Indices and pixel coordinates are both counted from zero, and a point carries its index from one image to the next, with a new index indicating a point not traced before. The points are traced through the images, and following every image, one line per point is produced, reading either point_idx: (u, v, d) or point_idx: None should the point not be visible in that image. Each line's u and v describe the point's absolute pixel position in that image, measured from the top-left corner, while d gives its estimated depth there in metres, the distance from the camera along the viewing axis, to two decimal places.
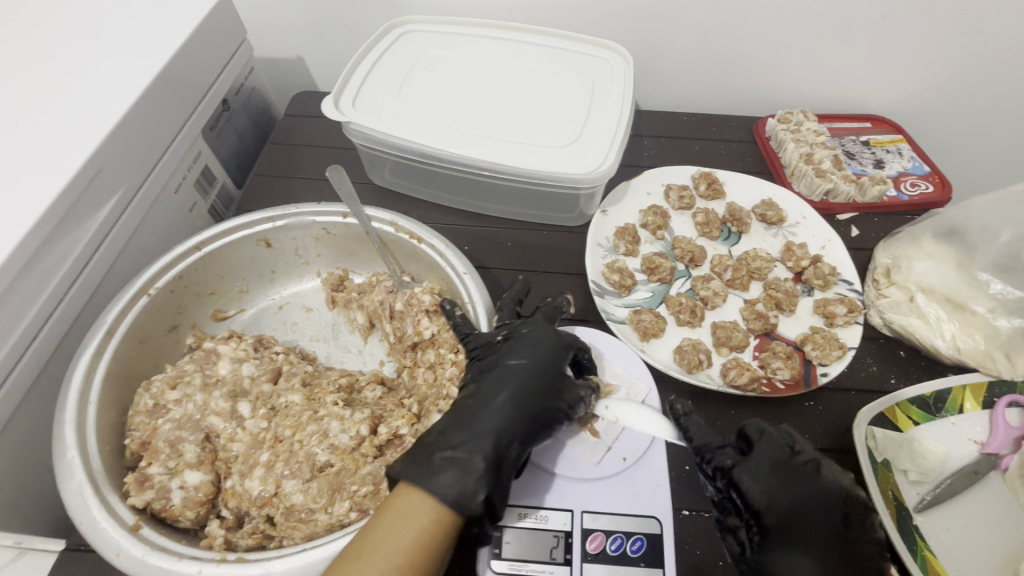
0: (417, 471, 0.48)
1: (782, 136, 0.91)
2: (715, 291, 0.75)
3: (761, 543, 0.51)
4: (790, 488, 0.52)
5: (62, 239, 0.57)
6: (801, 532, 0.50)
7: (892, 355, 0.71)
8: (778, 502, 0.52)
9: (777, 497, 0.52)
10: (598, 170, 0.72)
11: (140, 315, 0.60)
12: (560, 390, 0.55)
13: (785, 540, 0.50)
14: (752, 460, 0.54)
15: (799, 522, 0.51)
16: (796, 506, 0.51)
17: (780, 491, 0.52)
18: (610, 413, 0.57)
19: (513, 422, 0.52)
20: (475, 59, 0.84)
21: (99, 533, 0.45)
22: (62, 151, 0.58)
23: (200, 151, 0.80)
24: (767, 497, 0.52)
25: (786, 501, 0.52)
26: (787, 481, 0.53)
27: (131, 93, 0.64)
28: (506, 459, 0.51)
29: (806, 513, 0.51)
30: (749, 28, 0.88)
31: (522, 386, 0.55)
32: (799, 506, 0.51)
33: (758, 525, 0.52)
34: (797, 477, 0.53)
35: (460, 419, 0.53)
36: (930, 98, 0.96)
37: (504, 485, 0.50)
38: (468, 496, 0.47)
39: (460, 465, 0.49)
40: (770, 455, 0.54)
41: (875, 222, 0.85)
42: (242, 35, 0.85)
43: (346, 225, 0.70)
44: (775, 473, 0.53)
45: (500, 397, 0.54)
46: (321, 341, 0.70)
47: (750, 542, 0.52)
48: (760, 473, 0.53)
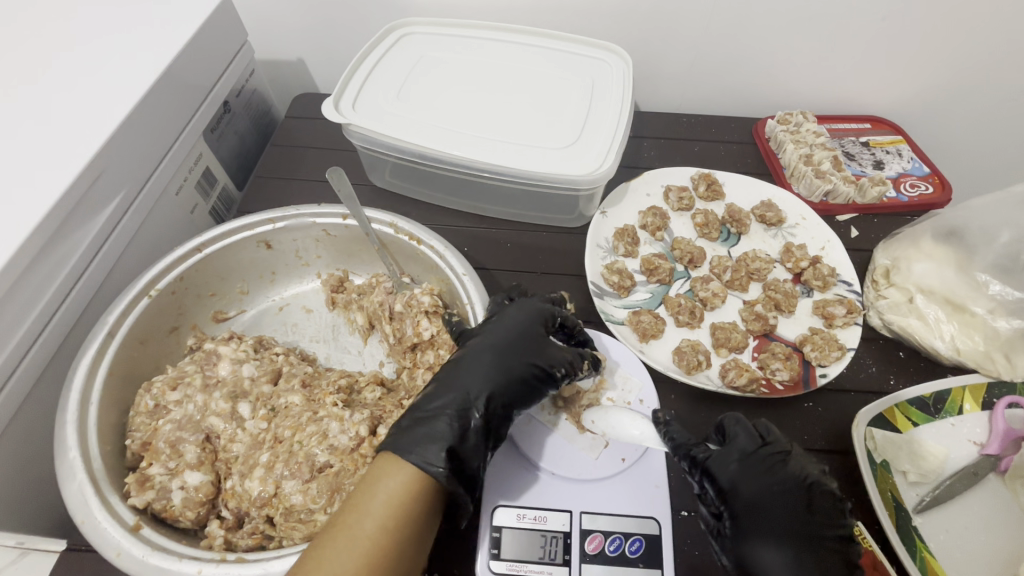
0: (395, 442, 0.49)
1: (782, 137, 0.91)
2: (715, 292, 0.75)
3: (731, 533, 0.51)
4: (757, 479, 0.53)
5: (64, 240, 0.58)
6: (766, 522, 0.51)
7: (891, 356, 0.71)
8: (745, 492, 0.52)
9: (745, 487, 0.52)
10: (598, 171, 0.72)
11: (141, 316, 0.61)
12: (535, 359, 0.57)
13: (753, 530, 0.50)
14: (721, 453, 0.54)
15: (766, 510, 0.51)
16: (762, 496, 0.52)
17: (748, 481, 0.53)
18: (598, 427, 0.57)
19: (492, 389, 0.54)
20: (475, 60, 0.84)
21: (99, 533, 0.45)
22: (64, 153, 0.59)
23: (201, 153, 0.80)
24: (734, 488, 0.52)
25: (753, 490, 0.52)
26: (753, 471, 0.53)
27: (133, 95, 0.65)
28: (477, 423, 0.52)
29: (771, 502, 0.52)
30: (749, 30, 0.88)
31: (502, 355, 0.57)
32: (766, 496, 0.52)
33: (728, 514, 0.52)
34: (763, 466, 0.53)
35: (440, 387, 0.55)
36: (931, 98, 0.96)
37: (478, 450, 0.51)
38: (437, 458, 0.48)
39: (436, 431, 0.50)
40: (739, 446, 0.55)
41: (875, 223, 0.85)
42: (244, 37, 0.86)
43: (346, 226, 0.70)
44: (741, 463, 0.53)
45: (481, 366, 0.56)
46: (322, 343, 0.71)
47: (721, 531, 0.52)
48: (727, 464, 0.54)
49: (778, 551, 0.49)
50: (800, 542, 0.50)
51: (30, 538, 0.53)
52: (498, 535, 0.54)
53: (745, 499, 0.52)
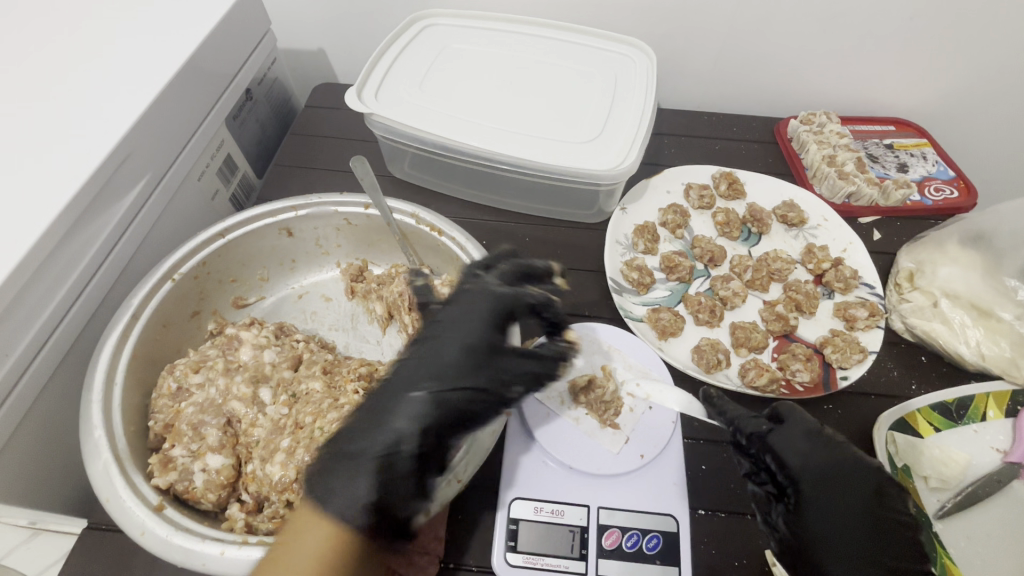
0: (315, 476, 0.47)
1: (804, 137, 0.90)
2: (735, 292, 0.74)
3: (797, 508, 0.51)
4: (825, 456, 0.52)
5: (91, 221, 0.58)
6: (835, 499, 0.50)
7: (914, 360, 0.70)
8: (813, 469, 0.52)
9: (811, 463, 0.52)
10: (620, 167, 0.71)
11: (164, 300, 0.61)
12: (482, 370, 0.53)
13: (820, 504, 0.50)
14: (787, 428, 0.54)
15: (832, 488, 0.51)
16: (831, 473, 0.52)
17: (815, 458, 0.52)
18: (613, 447, 0.59)
19: (427, 417, 0.50)
20: (497, 53, 0.84)
21: (124, 512, 0.46)
22: (92, 136, 0.59)
23: (223, 140, 0.81)
24: (802, 464, 0.52)
25: (821, 468, 0.52)
26: (820, 447, 0.53)
27: (159, 81, 0.65)
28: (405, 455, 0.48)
29: (839, 478, 0.51)
30: (774, 27, 0.87)
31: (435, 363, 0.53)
32: (833, 473, 0.51)
33: (792, 488, 0.52)
34: (829, 444, 0.53)
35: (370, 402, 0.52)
36: (958, 101, 0.95)
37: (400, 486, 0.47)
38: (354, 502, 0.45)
39: (356, 467, 0.47)
40: (801, 423, 0.55)
41: (898, 226, 0.84)
42: (267, 26, 0.86)
43: (367, 216, 0.70)
44: (807, 439, 0.54)
45: (419, 390, 0.51)
46: (341, 331, 0.71)
47: (785, 506, 0.52)
48: (794, 440, 0.53)
49: (848, 529, 0.49)
50: (867, 521, 0.49)
51: (40, 518, 0.56)
52: (515, 527, 0.55)
53: (812, 475, 0.52)
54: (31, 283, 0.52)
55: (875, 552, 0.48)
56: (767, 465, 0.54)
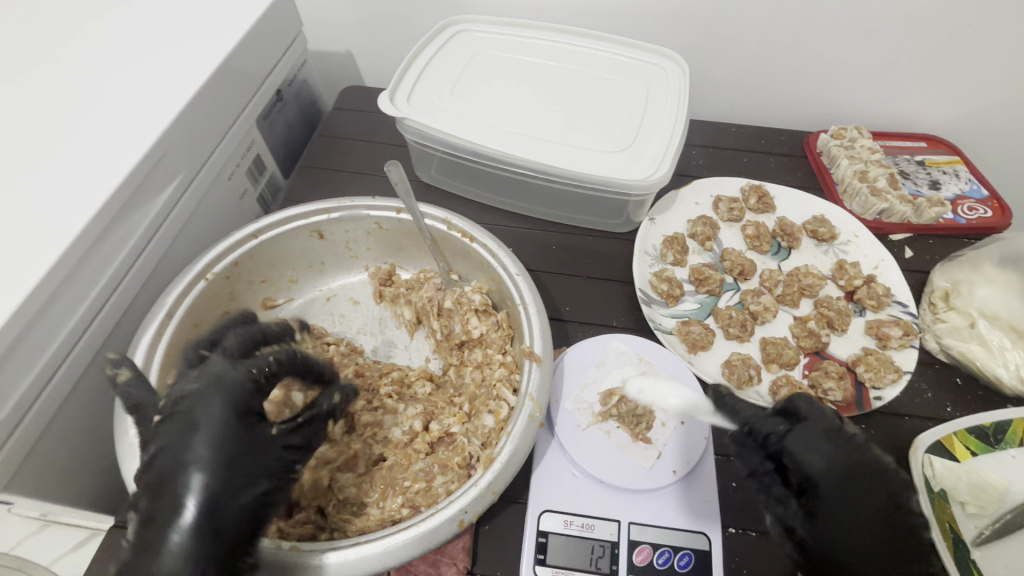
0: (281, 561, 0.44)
1: (835, 152, 0.90)
2: (766, 306, 0.74)
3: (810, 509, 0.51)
4: (845, 458, 0.51)
5: (126, 220, 0.58)
6: (853, 501, 0.50)
7: (948, 381, 0.68)
8: (834, 472, 0.51)
9: (834, 465, 0.51)
10: (653, 177, 0.71)
11: (198, 298, 0.61)
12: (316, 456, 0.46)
13: (839, 509, 0.50)
14: (807, 428, 0.53)
15: (851, 492, 0.50)
16: (851, 475, 0.50)
17: (835, 459, 0.51)
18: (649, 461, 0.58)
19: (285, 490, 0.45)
20: (529, 60, 0.84)
21: None
22: (130, 135, 0.59)
23: (253, 140, 0.81)
24: (821, 467, 0.51)
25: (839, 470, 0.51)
26: (842, 448, 0.52)
27: (196, 80, 0.66)
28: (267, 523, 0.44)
29: (859, 482, 0.50)
30: (810, 37, 0.86)
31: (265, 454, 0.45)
32: (853, 477, 0.50)
33: (811, 490, 0.51)
34: (850, 445, 0.52)
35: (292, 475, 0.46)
36: (992, 118, 0.94)
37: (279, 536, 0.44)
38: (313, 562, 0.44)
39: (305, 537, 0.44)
40: (821, 422, 0.53)
41: (930, 244, 0.82)
42: (299, 27, 0.86)
43: (398, 220, 0.70)
44: (828, 439, 0.52)
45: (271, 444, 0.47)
46: (368, 335, 0.70)
47: (801, 508, 0.52)
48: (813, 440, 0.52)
49: (859, 534, 0.49)
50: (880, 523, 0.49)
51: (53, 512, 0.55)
52: (544, 541, 0.54)
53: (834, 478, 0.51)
54: (70, 279, 0.52)
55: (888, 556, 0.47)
56: (786, 464, 0.53)
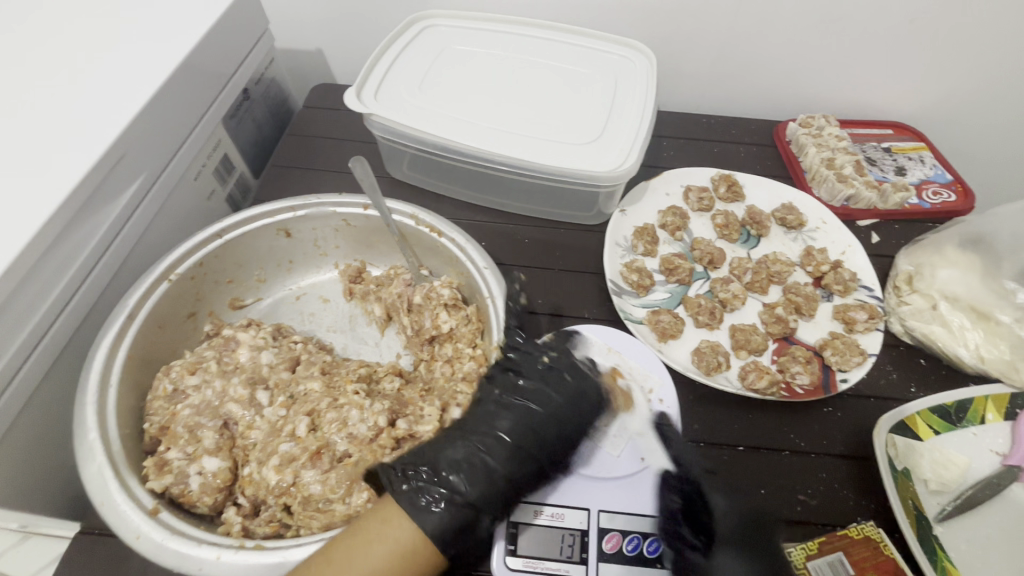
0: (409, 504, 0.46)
1: (804, 140, 0.91)
2: (735, 294, 0.74)
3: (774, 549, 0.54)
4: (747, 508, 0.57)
5: (86, 222, 0.58)
6: (759, 542, 0.54)
7: (913, 363, 0.70)
8: (733, 514, 0.56)
9: (734, 512, 0.56)
10: (621, 169, 0.71)
11: (160, 300, 0.60)
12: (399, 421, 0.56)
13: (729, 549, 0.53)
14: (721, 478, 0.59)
15: (752, 531, 0.54)
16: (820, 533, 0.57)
17: (738, 506, 0.56)
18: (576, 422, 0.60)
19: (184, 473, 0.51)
20: (496, 54, 0.84)
21: (119, 516, 0.45)
22: (88, 134, 0.58)
23: (220, 139, 0.80)
24: (725, 510, 0.56)
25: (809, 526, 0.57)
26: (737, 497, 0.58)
27: (157, 79, 0.65)
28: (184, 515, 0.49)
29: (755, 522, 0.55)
30: (774, 29, 0.88)
31: (534, 419, 0.55)
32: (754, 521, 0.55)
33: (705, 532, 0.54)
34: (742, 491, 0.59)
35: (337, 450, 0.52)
36: (955, 105, 0.95)
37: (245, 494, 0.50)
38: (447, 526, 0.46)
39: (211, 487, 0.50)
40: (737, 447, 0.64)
41: (896, 229, 0.84)
42: (265, 25, 0.85)
43: (366, 216, 0.70)
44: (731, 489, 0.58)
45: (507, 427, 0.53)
46: (339, 332, 0.70)
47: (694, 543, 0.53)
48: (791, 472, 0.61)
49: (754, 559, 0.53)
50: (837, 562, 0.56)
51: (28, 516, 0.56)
52: (514, 531, 0.54)
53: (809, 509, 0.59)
54: (27, 280, 0.51)
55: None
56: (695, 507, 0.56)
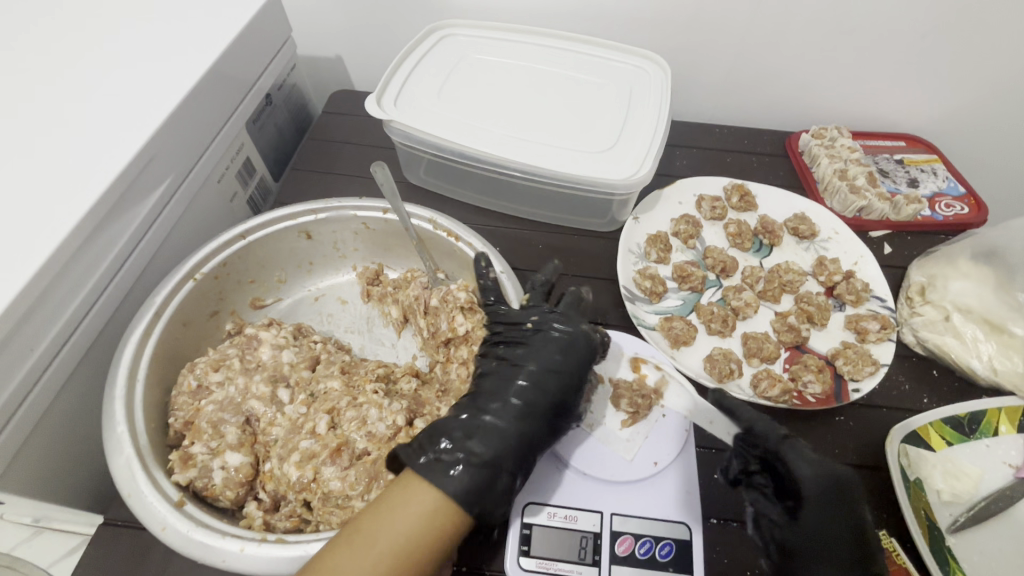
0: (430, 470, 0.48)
1: (816, 151, 0.92)
2: (748, 302, 0.75)
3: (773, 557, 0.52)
4: (830, 478, 0.53)
5: (115, 222, 0.59)
6: (833, 515, 0.52)
7: (926, 373, 0.70)
8: (817, 486, 0.52)
9: (819, 480, 0.52)
10: (636, 177, 0.72)
11: (186, 298, 0.62)
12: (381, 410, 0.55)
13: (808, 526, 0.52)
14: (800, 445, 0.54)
15: (830, 505, 0.52)
16: (844, 537, 0.51)
17: (822, 475, 0.53)
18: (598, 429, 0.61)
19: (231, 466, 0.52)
20: (513, 63, 0.86)
21: (146, 507, 0.46)
22: (120, 137, 0.60)
23: (243, 143, 0.82)
24: (810, 480, 0.52)
25: (827, 525, 0.52)
26: (821, 465, 0.53)
27: (186, 85, 0.67)
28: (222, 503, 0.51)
29: (831, 498, 0.52)
30: (788, 41, 0.89)
31: (544, 379, 0.55)
32: (836, 493, 0.52)
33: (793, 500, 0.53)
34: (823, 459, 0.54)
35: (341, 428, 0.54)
36: (968, 119, 0.96)
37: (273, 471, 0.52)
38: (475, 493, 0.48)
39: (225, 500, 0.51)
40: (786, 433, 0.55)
41: (908, 241, 0.84)
42: (288, 33, 0.87)
43: (385, 220, 0.71)
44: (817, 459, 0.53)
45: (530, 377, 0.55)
46: (356, 334, 0.71)
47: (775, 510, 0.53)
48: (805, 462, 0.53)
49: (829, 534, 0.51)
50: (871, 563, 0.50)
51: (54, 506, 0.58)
52: (528, 532, 0.55)
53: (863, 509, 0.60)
54: (61, 277, 0.53)
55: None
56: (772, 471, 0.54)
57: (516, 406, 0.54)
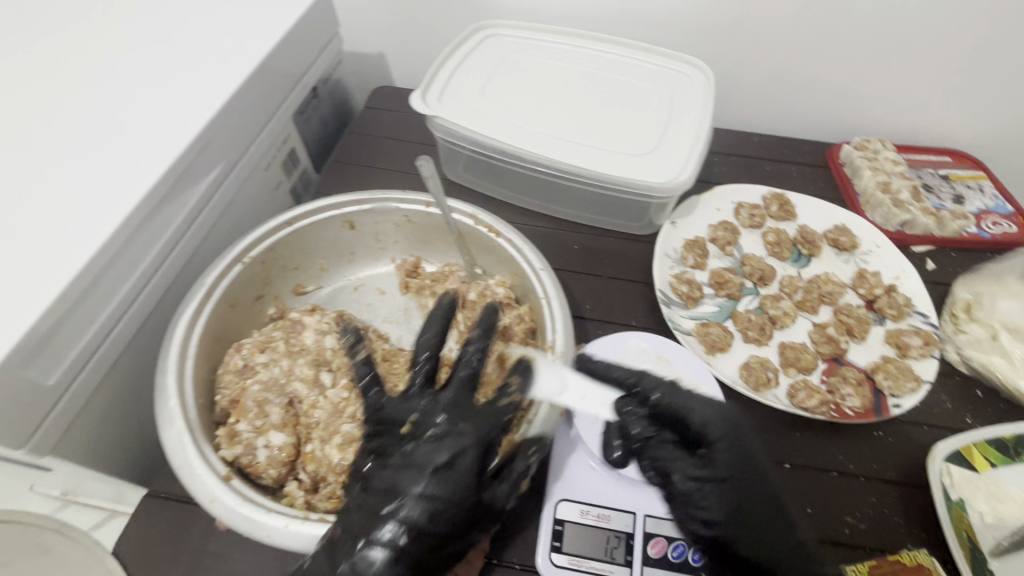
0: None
1: (858, 163, 0.90)
2: (785, 311, 0.74)
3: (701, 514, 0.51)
4: (721, 414, 0.54)
5: (171, 203, 0.61)
6: (752, 470, 0.52)
7: (969, 393, 0.68)
8: (714, 424, 0.53)
9: (712, 425, 0.53)
10: (677, 181, 0.72)
11: (234, 280, 0.63)
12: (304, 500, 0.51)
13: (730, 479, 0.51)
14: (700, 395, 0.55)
15: (745, 453, 0.53)
16: (751, 478, 0.52)
17: (712, 412, 0.54)
18: None
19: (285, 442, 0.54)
20: (556, 65, 0.86)
21: (195, 479, 0.47)
22: (181, 123, 0.63)
23: (289, 134, 0.84)
24: (709, 422, 0.53)
25: (736, 468, 0.52)
26: (708, 406, 0.54)
27: (241, 75, 0.69)
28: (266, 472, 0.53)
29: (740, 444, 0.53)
30: (834, 50, 0.88)
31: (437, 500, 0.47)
32: (730, 432, 0.53)
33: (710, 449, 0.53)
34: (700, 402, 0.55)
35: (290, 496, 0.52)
36: (1019, 136, 0.94)
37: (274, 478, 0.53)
38: None
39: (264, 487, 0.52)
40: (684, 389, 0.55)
41: (953, 257, 0.83)
42: (335, 29, 0.89)
43: (427, 213, 0.72)
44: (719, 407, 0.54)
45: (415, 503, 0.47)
46: (394, 324, 0.72)
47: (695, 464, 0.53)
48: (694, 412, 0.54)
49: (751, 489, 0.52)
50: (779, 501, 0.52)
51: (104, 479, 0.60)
52: (560, 528, 0.55)
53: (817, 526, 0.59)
54: (119, 255, 0.55)
55: (784, 547, 0.50)
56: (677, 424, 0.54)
57: (394, 538, 0.45)
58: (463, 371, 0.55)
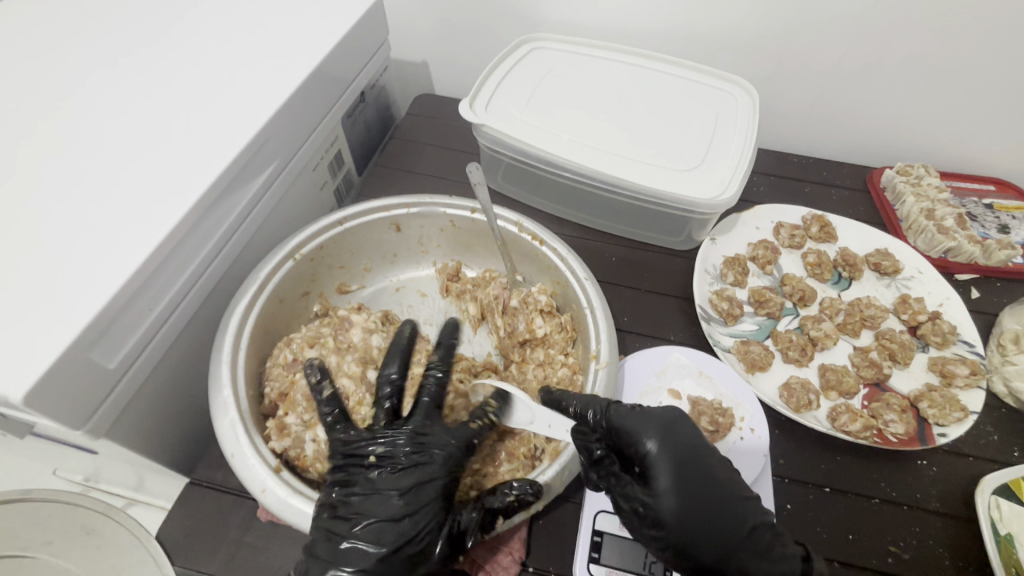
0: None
1: (901, 188, 0.90)
2: (827, 333, 0.73)
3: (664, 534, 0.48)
4: (657, 422, 0.51)
5: (230, 198, 0.63)
6: (698, 478, 0.49)
7: (1015, 427, 0.67)
8: (661, 435, 0.50)
9: (642, 436, 0.50)
10: (721, 198, 0.72)
11: (284, 276, 0.65)
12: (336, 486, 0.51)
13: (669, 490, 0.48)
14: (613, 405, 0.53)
15: (689, 462, 0.49)
16: (688, 463, 0.49)
17: (643, 421, 0.51)
18: None
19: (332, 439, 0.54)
20: (601, 79, 0.87)
21: (248, 468, 0.48)
22: (243, 121, 0.65)
23: (337, 136, 0.86)
24: (634, 433, 0.51)
25: (691, 480, 0.48)
26: (641, 416, 0.52)
27: (299, 77, 0.71)
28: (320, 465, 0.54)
29: (686, 450, 0.50)
30: (880, 74, 0.88)
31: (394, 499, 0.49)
32: (677, 442, 0.50)
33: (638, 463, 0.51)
34: (644, 414, 0.52)
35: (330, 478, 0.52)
36: None
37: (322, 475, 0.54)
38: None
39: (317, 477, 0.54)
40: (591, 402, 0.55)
41: (997, 287, 0.81)
42: (385, 37, 0.92)
43: (472, 219, 0.73)
44: (630, 413, 0.52)
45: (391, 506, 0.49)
46: (435, 326, 0.73)
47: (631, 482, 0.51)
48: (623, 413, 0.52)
49: (710, 500, 0.48)
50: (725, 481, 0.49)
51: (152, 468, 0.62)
52: (598, 540, 0.55)
53: (813, 542, 0.58)
54: (179, 246, 0.57)
55: (735, 539, 0.46)
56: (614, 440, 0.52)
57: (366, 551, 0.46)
58: (426, 398, 0.56)
